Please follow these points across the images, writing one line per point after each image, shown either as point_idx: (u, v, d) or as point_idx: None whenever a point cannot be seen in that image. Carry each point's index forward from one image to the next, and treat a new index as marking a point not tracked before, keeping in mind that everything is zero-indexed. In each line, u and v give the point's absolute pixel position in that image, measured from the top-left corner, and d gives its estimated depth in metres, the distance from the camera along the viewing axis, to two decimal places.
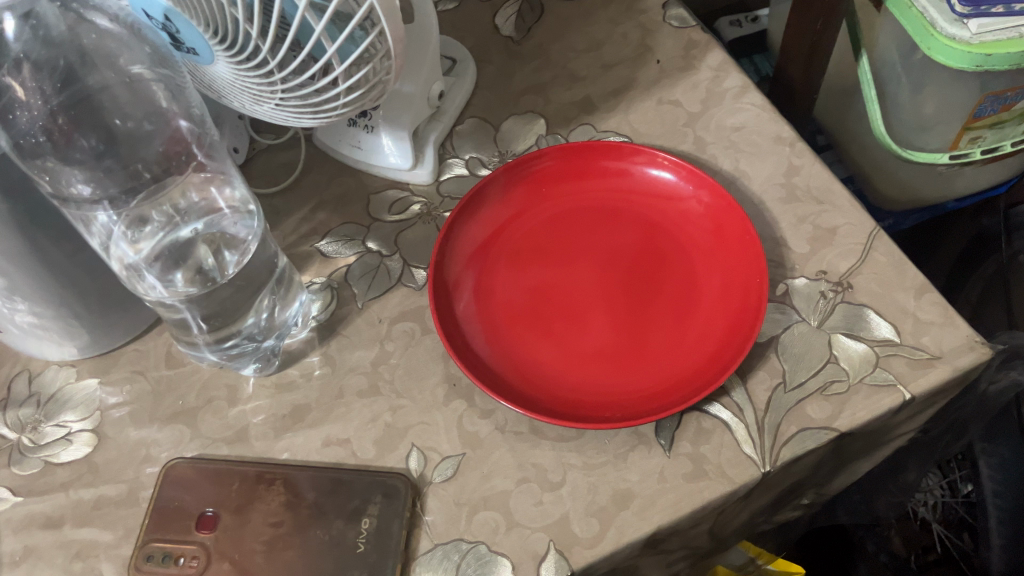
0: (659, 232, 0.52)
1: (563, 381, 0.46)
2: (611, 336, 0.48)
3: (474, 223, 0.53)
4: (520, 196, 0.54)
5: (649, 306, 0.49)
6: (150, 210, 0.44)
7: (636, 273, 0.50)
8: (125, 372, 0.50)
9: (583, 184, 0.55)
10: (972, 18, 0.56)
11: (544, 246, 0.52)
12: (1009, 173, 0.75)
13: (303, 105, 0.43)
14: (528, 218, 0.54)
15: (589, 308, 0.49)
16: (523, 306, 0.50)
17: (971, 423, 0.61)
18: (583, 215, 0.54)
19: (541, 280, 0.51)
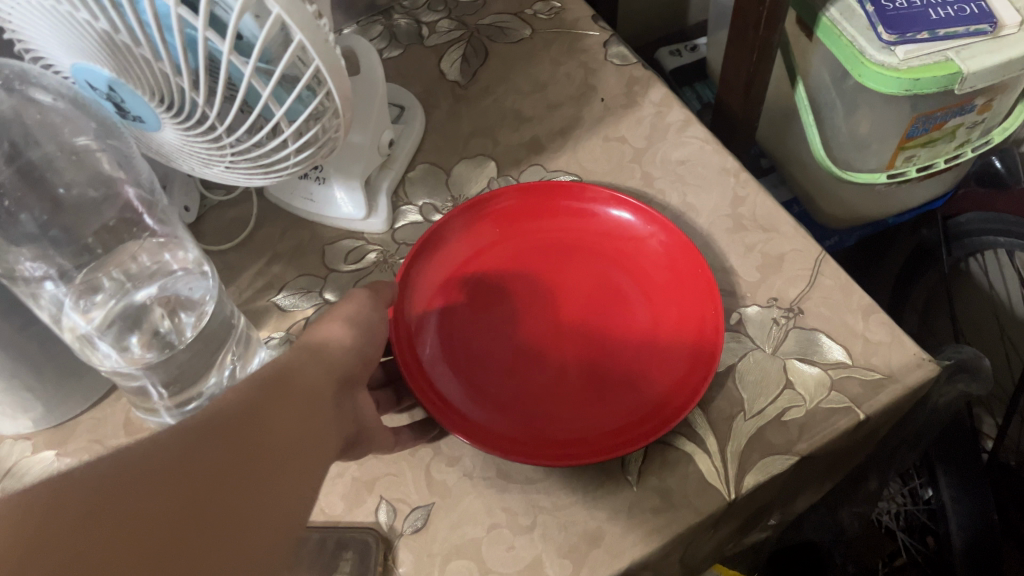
0: (616, 268, 0.53)
1: (527, 421, 0.47)
2: (573, 372, 0.48)
3: (434, 266, 0.53)
4: (479, 237, 0.55)
5: (608, 341, 0.50)
6: (100, 275, 0.45)
7: (593, 308, 0.51)
8: (83, 442, 0.48)
9: (541, 223, 0.56)
10: (899, 45, 0.58)
11: (502, 285, 0.53)
12: (944, 187, 0.78)
13: (254, 166, 0.44)
14: (488, 257, 0.54)
15: (549, 345, 0.50)
16: (484, 345, 0.50)
17: (925, 435, 0.63)
18: (539, 252, 0.54)
19: (502, 320, 0.51)
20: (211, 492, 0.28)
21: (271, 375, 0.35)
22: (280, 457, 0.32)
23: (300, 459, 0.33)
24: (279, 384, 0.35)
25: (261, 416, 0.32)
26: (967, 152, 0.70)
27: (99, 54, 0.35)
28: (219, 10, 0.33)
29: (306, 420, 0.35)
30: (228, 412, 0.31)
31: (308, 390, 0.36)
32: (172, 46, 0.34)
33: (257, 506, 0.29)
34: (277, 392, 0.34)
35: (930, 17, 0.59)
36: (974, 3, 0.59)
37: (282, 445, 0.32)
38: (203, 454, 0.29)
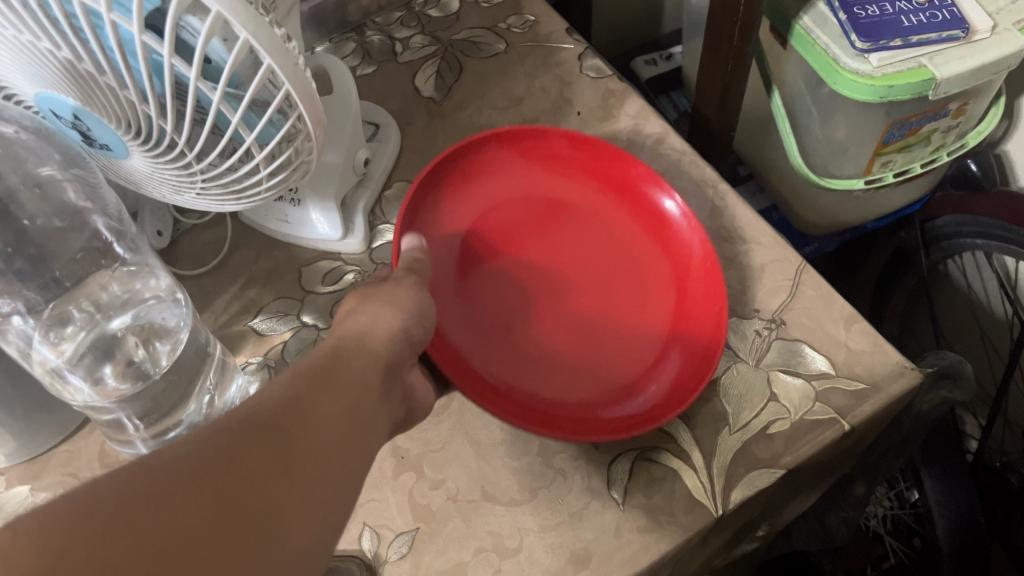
0: (639, 254, 0.53)
1: (514, 374, 0.47)
2: (561, 340, 0.49)
3: (461, 199, 0.54)
4: (512, 182, 0.55)
5: (602, 322, 0.50)
6: (69, 306, 0.44)
7: (599, 283, 0.51)
8: (56, 476, 0.47)
9: (577, 186, 0.55)
10: (873, 53, 0.58)
11: (522, 233, 0.53)
12: (920, 192, 0.78)
13: (225, 192, 0.43)
14: (515, 204, 0.54)
15: (544, 307, 0.50)
16: (482, 283, 0.51)
17: (910, 441, 0.63)
18: (568, 216, 0.54)
19: (515, 271, 0.51)
20: (246, 484, 0.25)
21: (316, 361, 0.32)
22: (330, 439, 0.29)
23: (353, 444, 0.30)
24: (326, 369, 0.32)
25: (305, 402, 0.29)
26: (942, 156, 0.70)
27: (62, 82, 0.35)
28: (186, 35, 0.32)
29: (356, 402, 0.31)
30: (267, 403, 0.29)
31: (356, 374, 0.33)
32: (137, 73, 0.33)
33: (303, 493, 0.26)
34: (323, 378, 0.31)
35: (902, 24, 0.59)
36: (946, 8, 0.59)
37: (332, 428, 0.29)
38: (239, 447, 0.26)
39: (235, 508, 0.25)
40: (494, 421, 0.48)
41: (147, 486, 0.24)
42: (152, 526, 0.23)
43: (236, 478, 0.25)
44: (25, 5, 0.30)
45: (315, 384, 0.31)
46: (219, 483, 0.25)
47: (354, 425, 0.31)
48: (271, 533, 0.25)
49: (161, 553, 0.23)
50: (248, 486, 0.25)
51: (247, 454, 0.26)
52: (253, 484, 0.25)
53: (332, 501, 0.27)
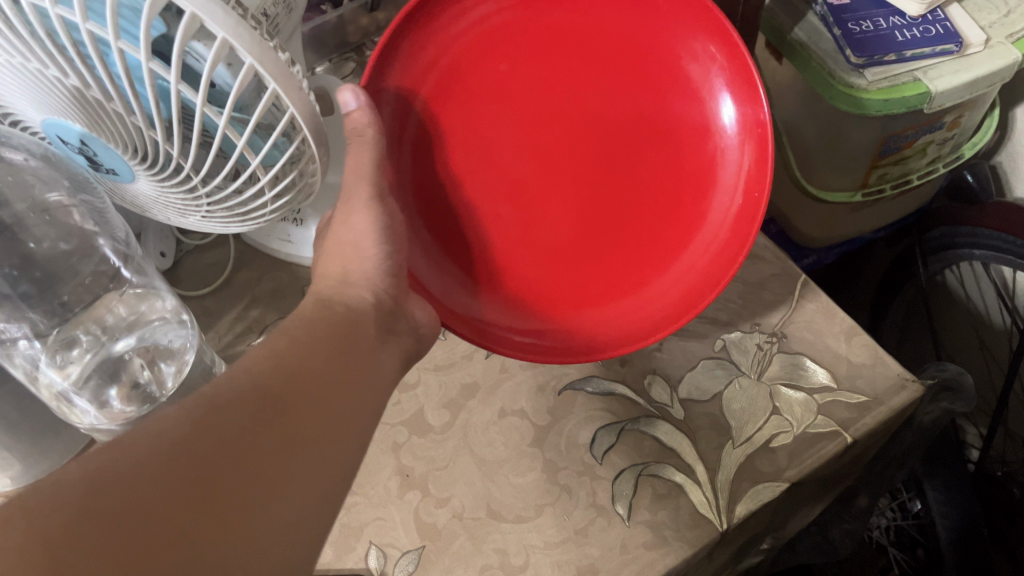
0: (654, 130, 0.46)
1: (501, 289, 0.48)
2: (564, 229, 0.47)
3: (437, 66, 0.44)
4: (503, 37, 0.44)
5: (609, 202, 0.47)
6: (76, 328, 0.44)
7: (606, 155, 0.46)
8: None
9: (590, 39, 0.45)
10: (868, 67, 0.59)
11: (515, 94, 0.45)
12: (917, 203, 0.79)
13: (230, 214, 0.43)
14: (506, 69, 0.45)
15: (543, 190, 0.47)
16: (472, 162, 0.46)
17: (912, 452, 0.63)
18: (575, 63, 0.45)
19: (509, 147, 0.46)
20: (239, 442, 0.28)
21: (307, 320, 0.35)
22: (317, 394, 0.32)
23: (342, 395, 0.33)
24: (316, 326, 0.35)
25: (291, 363, 0.32)
26: (938, 168, 0.71)
27: (70, 108, 0.35)
28: (191, 61, 0.33)
29: (345, 355, 0.34)
30: (258, 364, 0.31)
31: (346, 326, 0.36)
32: (144, 99, 0.33)
33: (291, 466, 0.29)
34: (314, 336, 0.34)
35: (896, 39, 0.60)
36: (940, 23, 0.60)
37: (320, 382, 0.32)
38: (231, 406, 0.29)
39: (232, 458, 0.28)
40: (499, 438, 0.49)
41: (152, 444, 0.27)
42: (161, 482, 0.26)
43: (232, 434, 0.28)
44: (34, 35, 0.31)
45: (303, 342, 0.33)
46: (218, 439, 0.28)
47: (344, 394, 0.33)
48: (264, 484, 0.28)
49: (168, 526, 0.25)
50: (242, 444, 0.28)
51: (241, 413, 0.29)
52: (245, 439, 0.28)
53: (321, 453, 0.30)
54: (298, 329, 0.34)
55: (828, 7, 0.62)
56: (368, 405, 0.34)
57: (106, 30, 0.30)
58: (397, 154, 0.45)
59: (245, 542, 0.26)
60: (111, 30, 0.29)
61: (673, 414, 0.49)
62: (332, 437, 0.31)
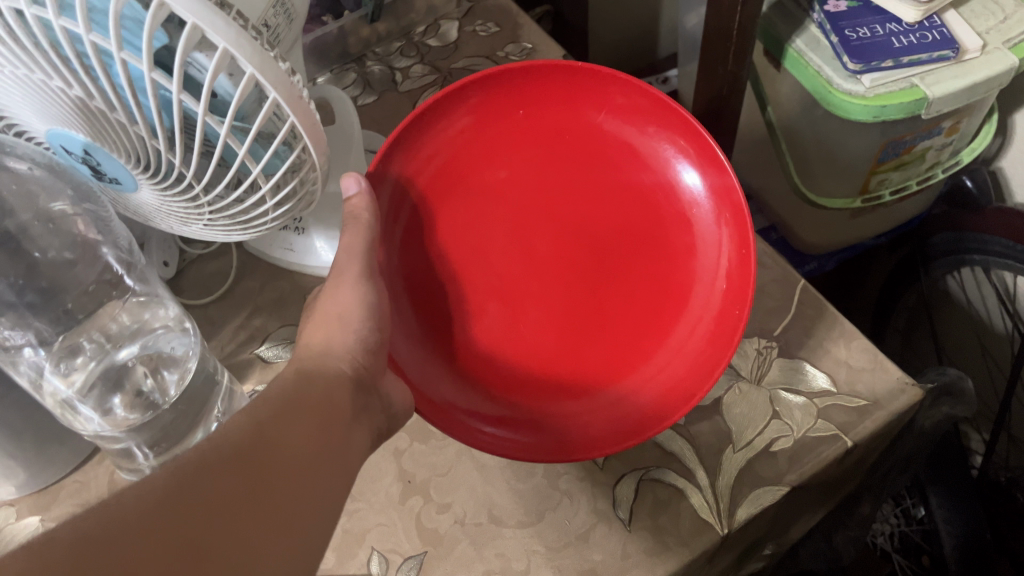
0: (642, 229, 0.46)
1: (488, 388, 0.45)
2: (552, 330, 0.46)
3: (440, 167, 0.46)
4: (499, 147, 0.47)
5: (598, 302, 0.46)
6: (79, 337, 0.45)
7: (596, 258, 0.46)
8: (67, 507, 0.47)
9: (585, 148, 0.47)
10: (865, 74, 0.59)
11: (509, 194, 0.47)
12: (916, 209, 0.79)
13: (232, 223, 0.44)
14: (502, 176, 0.47)
15: (532, 291, 0.46)
16: (464, 260, 0.46)
17: (914, 458, 0.63)
18: (567, 166, 0.47)
19: (500, 246, 0.47)
20: (221, 510, 0.28)
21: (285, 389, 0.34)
22: (292, 469, 0.31)
23: (318, 469, 0.32)
24: (293, 398, 0.34)
25: (268, 433, 0.31)
26: (937, 173, 0.71)
27: (74, 119, 0.36)
28: (193, 71, 0.34)
29: (323, 428, 0.34)
30: (238, 431, 0.31)
31: (324, 400, 0.35)
32: (147, 108, 0.34)
33: (277, 523, 0.29)
34: (290, 408, 0.33)
35: (893, 45, 0.59)
36: (936, 29, 0.60)
37: (296, 457, 0.31)
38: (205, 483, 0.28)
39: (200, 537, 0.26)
40: None
41: (118, 521, 0.26)
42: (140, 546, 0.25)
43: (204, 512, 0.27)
44: (38, 46, 0.31)
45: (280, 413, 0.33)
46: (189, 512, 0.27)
47: (327, 455, 0.33)
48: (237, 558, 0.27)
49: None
50: (225, 507, 0.28)
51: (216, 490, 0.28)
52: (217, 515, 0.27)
53: (307, 517, 0.30)
54: (278, 392, 0.34)
55: (825, 16, 0.62)
56: (347, 480, 0.33)
57: (110, 41, 0.30)
58: (389, 250, 0.46)
59: None
60: (114, 41, 0.30)
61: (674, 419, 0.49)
62: (318, 494, 0.31)
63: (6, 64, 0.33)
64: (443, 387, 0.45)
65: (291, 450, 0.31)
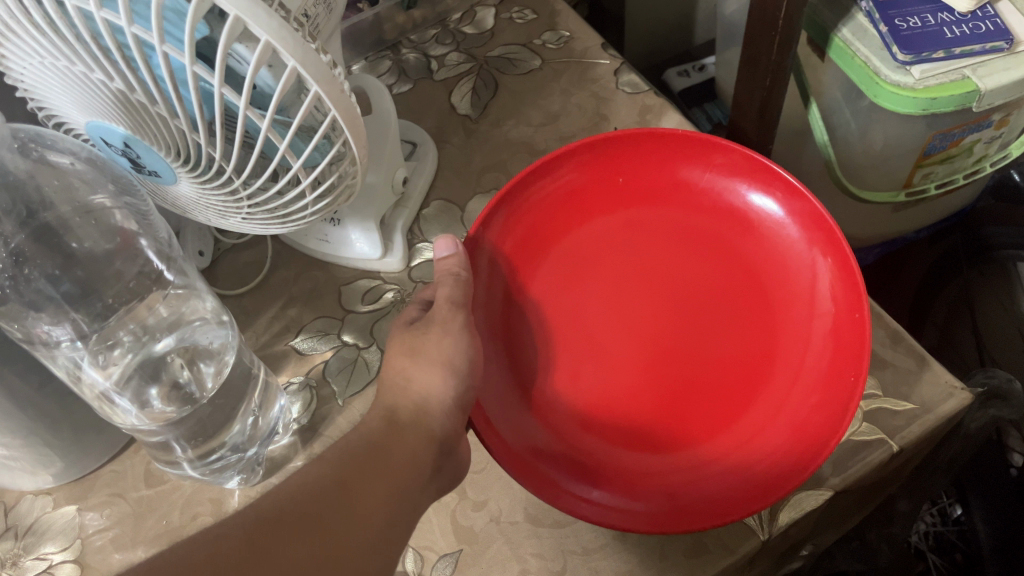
0: None
1: (614, 482, 0.42)
2: (657, 397, 0.44)
3: (532, 217, 0.50)
4: (627, 231, 0.50)
5: (711, 338, 0.46)
6: (118, 330, 0.46)
7: (688, 296, 0.47)
8: (103, 496, 0.47)
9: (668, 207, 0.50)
10: (915, 65, 0.57)
11: (564, 257, 0.49)
12: (961, 204, 0.77)
13: (271, 217, 0.43)
14: (596, 242, 0.50)
15: (613, 361, 0.46)
16: (649, 395, 0.45)
17: (958, 459, 0.62)
18: (687, 240, 0.49)
19: (556, 330, 0.47)
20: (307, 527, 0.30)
21: (361, 440, 0.35)
22: (370, 529, 0.31)
23: (391, 526, 0.32)
24: (371, 448, 0.35)
25: (347, 490, 0.32)
26: (985, 167, 0.69)
27: (115, 112, 0.35)
28: (233, 63, 0.33)
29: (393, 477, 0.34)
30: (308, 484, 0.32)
31: (394, 444, 0.36)
32: (187, 102, 0.33)
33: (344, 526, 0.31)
34: (362, 455, 0.34)
35: (944, 36, 0.58)
36: (989, 19, 0.58)
37: (367, 530, 0.31)
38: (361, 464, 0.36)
39: (323, 528, 0.30)
40: None
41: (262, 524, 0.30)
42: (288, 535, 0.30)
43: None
44: (79, 38, 0.31)
45: (357, 467, 0.33)
46: (272, 559, 0.29)
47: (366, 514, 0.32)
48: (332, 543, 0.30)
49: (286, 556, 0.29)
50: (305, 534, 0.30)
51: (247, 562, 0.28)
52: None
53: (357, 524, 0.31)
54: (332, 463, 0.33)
55: (874, 4, 0.60)
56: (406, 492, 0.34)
57: (151, 33, 0.29)
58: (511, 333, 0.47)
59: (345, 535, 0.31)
60: (156, 33, 0.29)
61: None
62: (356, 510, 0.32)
63: (45, 55, 0.33)
64: (530, 429, 0.44)
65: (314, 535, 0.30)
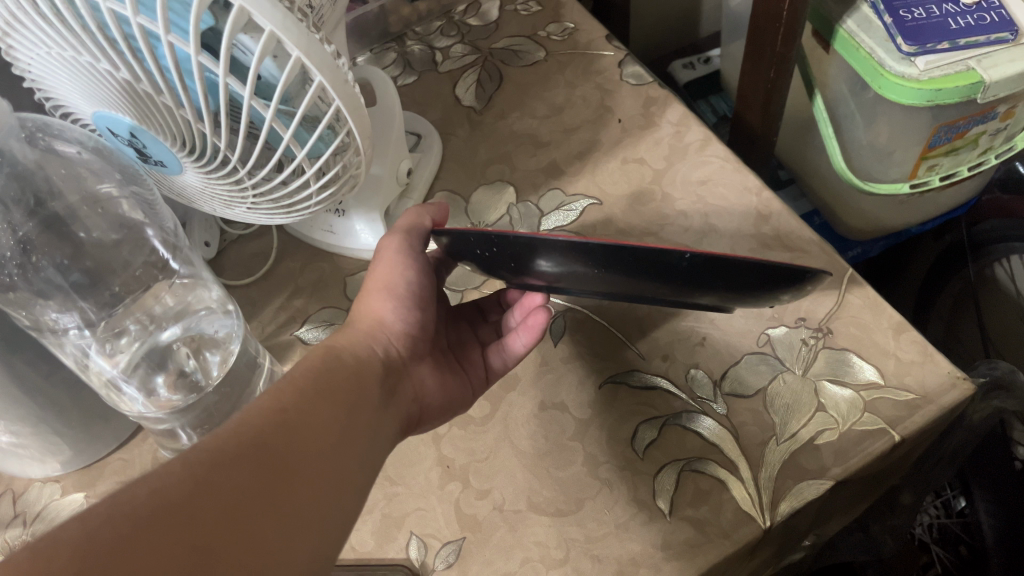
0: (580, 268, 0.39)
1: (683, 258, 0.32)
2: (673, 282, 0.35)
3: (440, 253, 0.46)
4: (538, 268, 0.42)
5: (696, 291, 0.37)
6: (125, 319, 0.46)
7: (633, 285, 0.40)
8: (110, 484, 0.48)
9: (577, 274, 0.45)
10: (919, 56, 0.57)
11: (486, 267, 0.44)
12: (967, 196, 0.77)
13: (275, 207, 0.44)
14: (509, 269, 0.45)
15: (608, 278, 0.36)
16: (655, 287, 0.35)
17: (960, 450, 0.62)
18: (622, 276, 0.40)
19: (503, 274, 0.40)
20: (270, 460, 0.29)
21: (307, 373, 0.35)
22: (325, 464, 0.31)
23: (345, 459, 0.32)
24: (318, 381, 0.35)
25: (294, 423, 0.31)
26: (989, 159, 0.68)
27: (120, 102, 0.36)
28: (239, 54, 0.33)
29: (346, 413, 0.34)
30: (260, 415, 0.31)
31: (344, 378, 0.36)
32: (193, 92, 0.34)
33: (308, 461, 0.30)
34: (315, 390, 0.34)
35: (949, 27, 0.58)
36: (994, 10, 0.58)
37: (326, 462, 0.31)
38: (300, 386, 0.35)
39: (283, 457, 0.30)
40: (539, 431, 0.49)
41: (222, 451, 0.29)
42: (247, 464, 0.29)
43: (178, 544, 0.25)
44: (86, 29, 0.31)
45: (305, 399, 0.33)
46: (230, 485, 0.28)
47: (323, 447, 0.31)
48: (298, 476, 0.30)
49: (246, 484, 0.28)
50: (268, 473, 0.29)
51: (196, 485, 0.27)
52: (222, 522, 0.26)
53: (318, 456, 0.31)
54: (279, 394, 0.32)
55: None
56: (358, 423, 0.34)
57: (157, 23, 0.29)
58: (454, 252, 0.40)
59: (309, 468, 0.30)
60: (162, 23, 0.29)
61: (716, 410, 0.48)
62: (315, 440, 0.31)
63: (52, 45, 0.33)
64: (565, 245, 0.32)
65: (275, 463, 0.29)
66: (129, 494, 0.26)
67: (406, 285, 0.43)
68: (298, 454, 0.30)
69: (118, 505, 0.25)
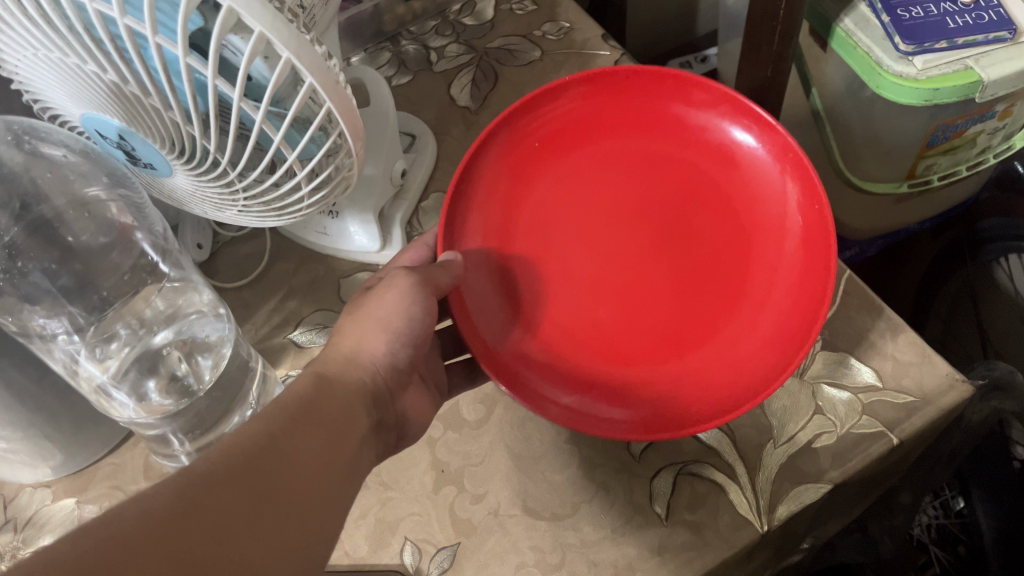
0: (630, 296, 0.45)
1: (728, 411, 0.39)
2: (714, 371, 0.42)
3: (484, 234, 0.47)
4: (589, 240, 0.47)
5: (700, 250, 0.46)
6: (115, 323, 0.46)
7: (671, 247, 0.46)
8: (102, 488, 0.48)
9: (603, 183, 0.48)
10: (917, 55, 0.57)
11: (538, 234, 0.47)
12: (965, 196, 0.77)
13: (267, 209, 0.43)
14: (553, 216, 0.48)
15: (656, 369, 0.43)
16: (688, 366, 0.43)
17: (959, 450, 0.62)
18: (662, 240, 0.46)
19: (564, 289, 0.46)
20: (257, 486, 0.29)
21: (298, 396, 0.34)
22: (311, 492, 0.30)
23: (330, 487, 0.31)
24: (308, 405, 0.34)
25: (281, 445, 0.31)
26: (988, 158, 0.68)
27: (107, 103, 0.35)
28: (228, 54, 0.33)
29: (333, 440, 0.33)
30: (249, 438, 0.30)
31: (334, 403, 0.35)
32: (181, 93, 0.33)
33: (294, 489, 0.30)
34: (302, 413, 0.33)
35: (947, 26, 0.57)
36: (992, 9, 0.58)
37: (313, 490, 0.30)
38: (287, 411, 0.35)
39: (268, 484, 0.29)
40: (534, 434, 0.49)
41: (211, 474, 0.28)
42: (234, 490, 0.28)
43: (162, 565, 0.25)
44: (72, 30, 0.30)
45: (293, 424, 0.32)
46: (216, 511, 0.27)
47: (310, 473, 0.31)
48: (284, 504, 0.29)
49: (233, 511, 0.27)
50: (255, 499, 0.28)
51: (183, 509, 0.26)
52: (206, 550, 0.26)
53: (305, 483, 0.30)
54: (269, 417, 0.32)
55: None
56: (344, 451, 0.33)
57: (144, 25, 0.29)
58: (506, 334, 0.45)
59: (295, 496, 0.30)
60: (149, 25, 0.29)
61: None
62: (302, 467, 0.31)
63: (38, 46, 0.32)
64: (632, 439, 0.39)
65: (263, 490, 0.29)
66: (112, 517, 0.25)
67: (408, 321, 0.41)
68: (285, 481, 0.30)
69: (102, 528, 0.25)
